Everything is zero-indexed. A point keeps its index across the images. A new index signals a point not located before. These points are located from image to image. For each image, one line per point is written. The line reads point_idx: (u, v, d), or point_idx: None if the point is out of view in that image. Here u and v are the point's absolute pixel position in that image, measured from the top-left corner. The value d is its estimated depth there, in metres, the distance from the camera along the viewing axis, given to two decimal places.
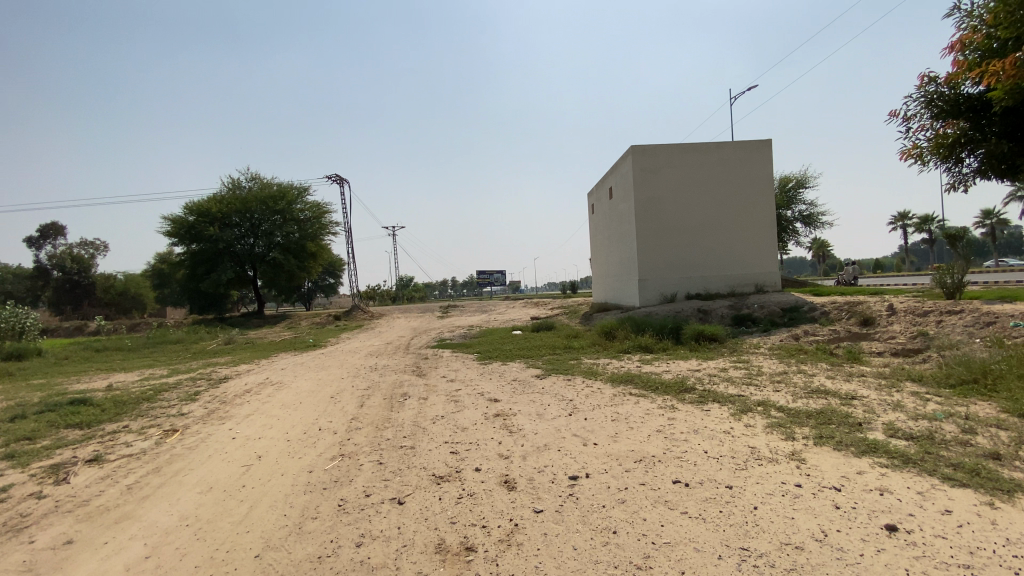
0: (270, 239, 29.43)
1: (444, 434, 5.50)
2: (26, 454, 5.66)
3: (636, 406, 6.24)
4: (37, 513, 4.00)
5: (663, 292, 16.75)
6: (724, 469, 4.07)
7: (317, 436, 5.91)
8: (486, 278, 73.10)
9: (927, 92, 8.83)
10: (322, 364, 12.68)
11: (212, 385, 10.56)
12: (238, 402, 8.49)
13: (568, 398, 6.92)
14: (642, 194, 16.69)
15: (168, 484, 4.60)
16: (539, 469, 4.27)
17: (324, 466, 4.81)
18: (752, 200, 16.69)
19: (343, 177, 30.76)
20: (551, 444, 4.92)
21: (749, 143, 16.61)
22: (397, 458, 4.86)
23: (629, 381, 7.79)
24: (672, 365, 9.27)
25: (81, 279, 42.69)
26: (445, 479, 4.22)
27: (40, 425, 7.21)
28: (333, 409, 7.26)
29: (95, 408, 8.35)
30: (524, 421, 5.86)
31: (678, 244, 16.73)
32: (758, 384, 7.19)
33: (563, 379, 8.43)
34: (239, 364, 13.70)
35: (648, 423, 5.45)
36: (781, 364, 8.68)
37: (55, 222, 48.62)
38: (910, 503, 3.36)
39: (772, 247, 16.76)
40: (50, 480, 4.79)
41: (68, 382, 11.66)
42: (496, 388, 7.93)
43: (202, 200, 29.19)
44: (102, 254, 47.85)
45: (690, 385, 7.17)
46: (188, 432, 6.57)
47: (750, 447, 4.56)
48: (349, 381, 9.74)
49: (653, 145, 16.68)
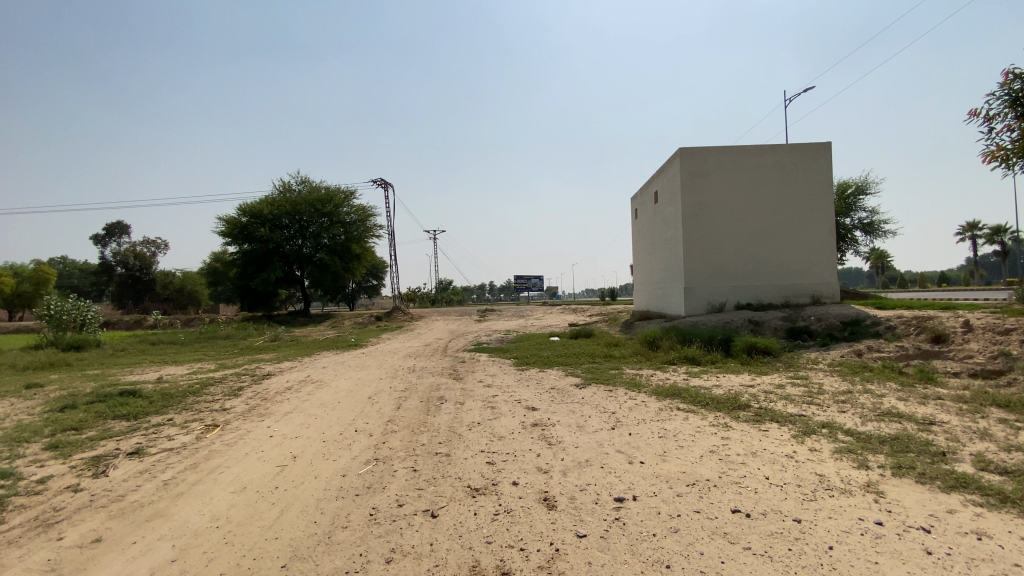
0: (318, 240, 30.39)
1: (480, 443, 5.27)
2: (72, 445, 5.82)
3: (685, 422, 5.84)
4: (72, 507, 4.04)
5: (710, 301, 16.07)
6: (788, 499, 3.67)
7: (352, 437, 5.80)
8: (524, 283, 73.09)
9: (1013, 90, 7.99)
10: (362, 363, 12.76)
11: (254, 381, 10.75)
12: (278, 400, 8.55)
13: (611, 410, 6.56)
14: (689, 199, 16.10)
15: (203, 482, 4.57)
16: (582, 487, 3.98)
17: (357, 471, 4.66)
18: (809, 206, 15.78)
19: (388, 181, 31.25)
20: (593, 460, 4.61)
21: (807, 146, 15.71)
22: (431, 465, 4.67)
23: (676, 395, 7.35)
24: (723, 379, 8.71)
25: (143, 276, 45.09)
26: (481, 492, 3.98)
27: (90, 415, 7.45)
28: (369, 411, 7.18)
29: (144, 400, 8.60)
30: (564, 432, 5.56)
31: (727, 251, 16.01)
32: (821, 403, 6.62)
33: (604, 389, 8.05)
34: (282, 362, 13.96)
35: (700, 442, 5.05)
36: (844, 382, 8.00)
37: (120, 222, 51.93)
38: (1015, 551, 2.88)
39: (830, 256, 15.77)
40: (90, 473, 4.88)
41: (122, 374, 12.20)
42: (535, 396, 7.65)
43: (254, 202, 30.38)
44: (162, 252, 50.66)
45: (744, 402, 6.67)
46: (227, 428, 6.63)
47: (818, 475, 4.10)
48: (387, 382, 9.69)
49: (703, 147, 16.08)
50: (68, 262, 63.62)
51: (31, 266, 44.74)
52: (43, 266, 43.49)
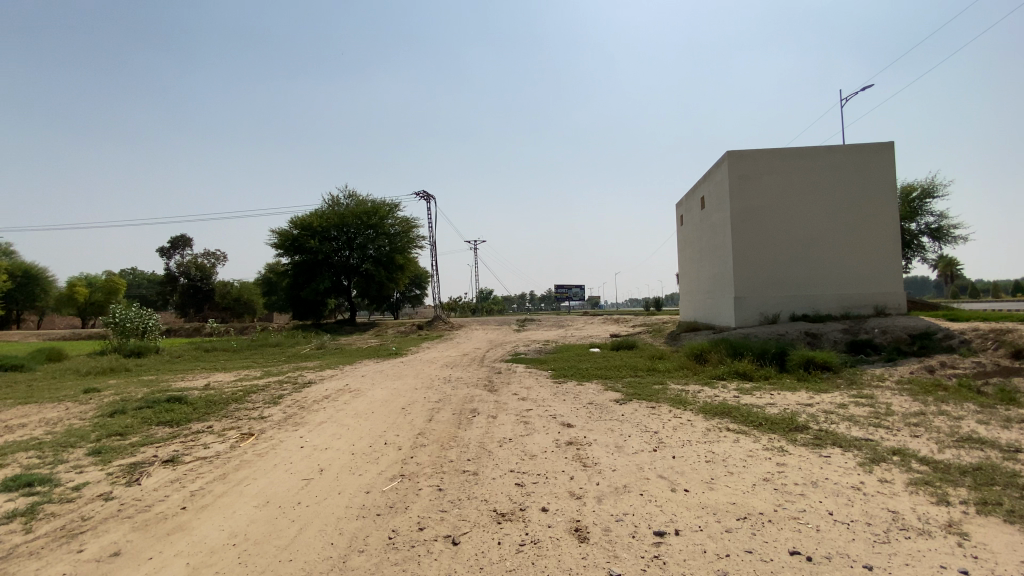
0: (364, 251, 31.18)
1: (510, 461, 4.99)
2: (113, 450, 5.98)
3: (735, 445, 5.36)
4: (98, 517, 4.08)
5: (762, 311, 15.22)
6: (856, 540, 3.19)
7: (380, 451, 5.64)
8: (565, 292, 72.35)
9: None
10: (400, 373, 12.72)
11: (295, 389, 10.88)
12: (314, 409, 8.56)
13: (653, 429, 6.12)
14: (738, 204, 15.36)
15: (228, 494, 4.50)
16: (618, 517, 3.63)
17: (382, 487, 4.46)
18: (871, 210, 14.71)
19: (431, 194, 31.70)
20: (632, 486, 4.24)
21: (868, 146, 14.70)
22: (457, 484, 4.42)
23: (725, 414, 6.82)
24: (777, 397, 8.05)
25: (203, 286, 47.60)
26: (507, 517, 3.70)
27: (136, 421, 7.67)
28: (401, 423, 7.03)
29: (188, 406, 8.83)
30: (600, 453, 5.19)
31: (780, 259, 15.15)
32: (889, 426, 5.95)
33: (646, 406, 7.60)
34: (323, 370, 14.14)
35: (753, 468, 4.58)
36: (915, 402, 7.20)
37: (184, 236, 55.19)
38: None
39: (897, 264, 14.62)
40: (124, 480, 4.95)
41: (173, 380, 12.65)
42: (571, 412, 7.28)
43: (305, 216, 31.41)
44: (221, 263, 53.45)
45: (802, 424, 6.10)
46: (261, 437, 6.64)
47: (890, 511, 3.57)
48: (422, 392, 9.57)
49: (752, 150, 15.34)
50: (137, 274, 68.13)
51: (104, 276, 48.00)
52: (114, 276, 46.56)
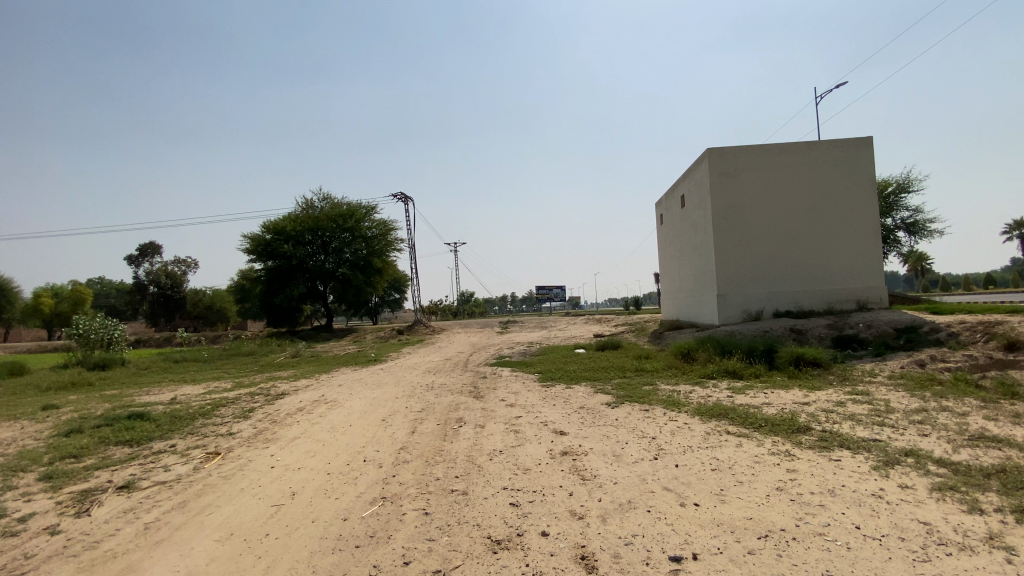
0: (340, 255, 30.32)
1: (502, 477, 4.59)
2: (65, 475, 5.34)
3: (739, 450, 5.07)
4: (41, 555, 3.48)
5: (746, 308, 15.12)
6: (893, 559, 2.89)
7: (359, 469, 5.17)
8: (546, 293, 71.94)
9: None
10: (379, 381, 12.17)
11: (268, 401, 10.27)
12: (288, 423, 8.01)
13: (650, 435, 5.79)
14: (720, 201, 15.23)
15: (188, 525, 3.95)
16: (627, 540, 3.26)
17: (361, 513, 4.00)
18: (851, 205, 14.75)
19: (408, 196, 31.07)
20: (637, 501, 3.88)
21: (847, 142, 14.74)
22: (446, 507, 4.00)
23: (722, 417, 6.51)
24: (772, 396, 7.81)
25: (174, 295, 46.00)
26: (503, 546, 3.30)
27: (92, 441, 7.00)
28: (382, 436, 6.56)
29: (151, 424, 8.15)
30: (598, 464, 4.83)
31: (763, 255, 15.07)
32: (894, 425, 5.73)
33: (640, 409, 7.28)
34: (300, 379, 13.49)
35: (763, 476, 4.27)
36: (913, 398, 7.02)
37: (153, 243, 53.29)
38: None
39: (876, 258, 14.70)
40: (74, 510, 4.32)
41: (138, 394, 11.86)
42: (563, 418, 6.90)
43: (278, 219, 30.44)
44: (193, 270, 51.79)
45: (804, 425, 5.84)
46: (229, 456, 6.08)
47: (923, 523, 3.28)
48: (403, 401, 9.09)
49: (733, 147, 15.24)
50: (104, 282, 65.63)
51: (70, 285, 46.09)
52: (81, 285, 44.76)
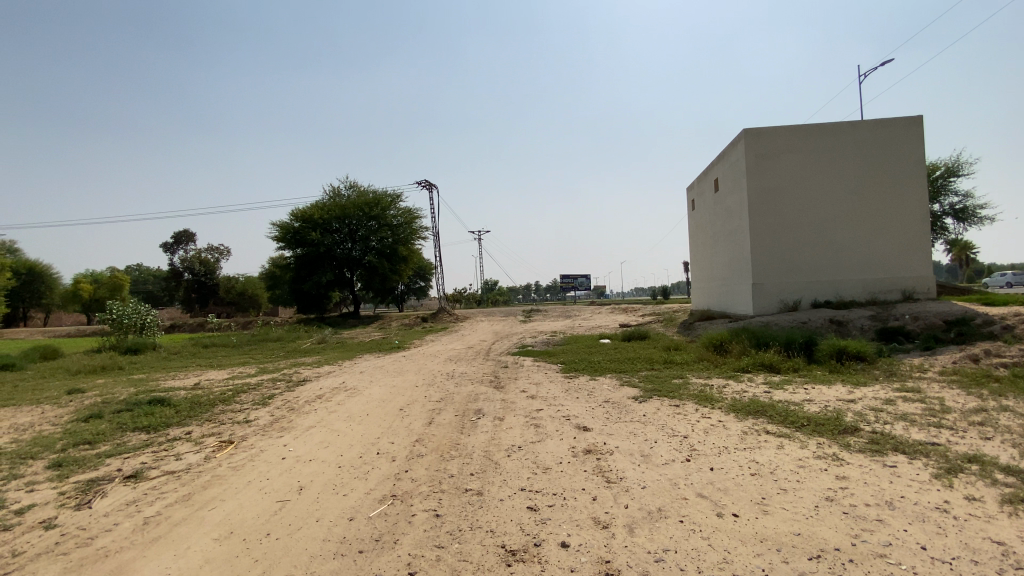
0: (366, 243, 30.39)
1: (520, 477, 4.26)
2: (75, 463, 5.24)
3: (780, 452, 4.62)
4: (30, 553, 3.32)
5: (782, 298, 14.39)
6: None
7: (370, 463, 4.91)
8: (571, 282, 71.07)
9: None
10: (400, 368, 12.01)
11: (288, 388, 10.17)
12: (305, 411, 7.85)
13: (681, 433, 5.37)
14: (756, 185, 14.48)
15: (187, 522, 3.75)
16: (657, 557, 2.90)
17: (368, 513, 3.74)
18: (899, 189, 13.81)
19: (433, 182, 30.83)
20: (667, 509, 3.51)
21: (896, 121, 13.78)
22: (458, 509, 3.70)
23: (759, 414, 6.03)
24: (812, 392, 7.29)
25: (207, 281, 46.64)
26: (518, 558, 2.98)
27: (110, 427, 6.95)
28: (397, 427, 6.31)
29: (170, 409, 8.11)
30: (625, 464, 4.46)
31: (801, 242, 14.27)
32: (954, 426, 5.17)
33: (669, 404, 6.86)
34: (322, 366, 13.41)
35: (810, 484, 3.82)
36: (971, 397, 6.40)
37: (187, 231, 54.86)
38: None
39: (925, 246, 13.76)
40: (75, 502, 4.18)
41: (163, 379, 11.94)
42: (587, 412, 6.53)
43: (306, 208, 30.65)
44: (225, 258, 53.05)
45: (851, 425, 5.33)
46: (241, 445, 5.92)
47: (998, 544, 2.83)
48: (422, 390, 8.86)
49: (771, 127, 14.42)
50: (142, 269, 67.75)
51: (109, 272, 47.67)
52: (119, 272, 46.25)
